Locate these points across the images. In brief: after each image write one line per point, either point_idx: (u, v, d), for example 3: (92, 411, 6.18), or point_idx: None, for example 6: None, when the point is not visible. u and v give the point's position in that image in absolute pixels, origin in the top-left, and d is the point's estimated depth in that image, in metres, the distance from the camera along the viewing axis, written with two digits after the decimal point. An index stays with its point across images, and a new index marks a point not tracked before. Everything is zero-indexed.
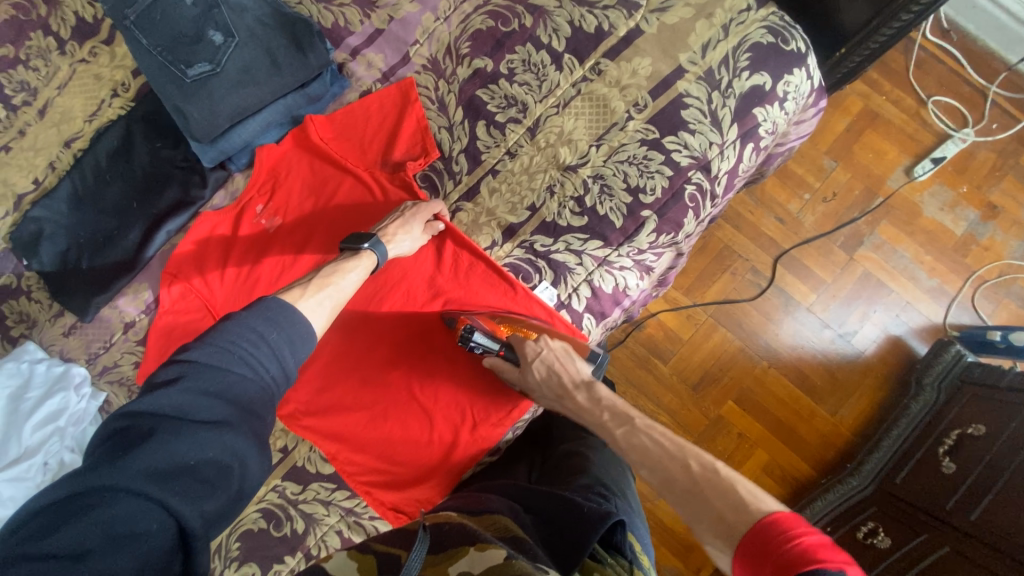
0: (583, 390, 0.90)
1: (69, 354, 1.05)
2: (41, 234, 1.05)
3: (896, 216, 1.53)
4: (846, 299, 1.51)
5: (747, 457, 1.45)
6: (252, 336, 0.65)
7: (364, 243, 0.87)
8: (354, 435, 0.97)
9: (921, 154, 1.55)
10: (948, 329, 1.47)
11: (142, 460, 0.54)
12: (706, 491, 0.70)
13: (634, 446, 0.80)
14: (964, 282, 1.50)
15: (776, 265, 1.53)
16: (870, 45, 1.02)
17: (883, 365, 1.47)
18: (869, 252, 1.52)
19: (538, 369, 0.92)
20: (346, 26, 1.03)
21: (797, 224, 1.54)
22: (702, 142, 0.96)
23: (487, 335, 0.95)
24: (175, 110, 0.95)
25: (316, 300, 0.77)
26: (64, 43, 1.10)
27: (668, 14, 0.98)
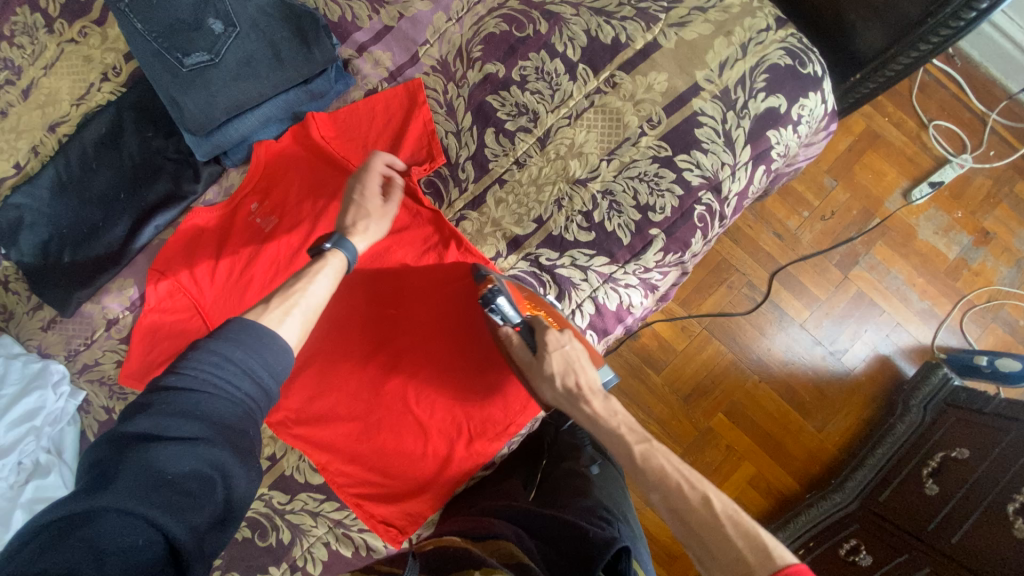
0: (599, 397, 0.84)
1: (47, 350, 1.00)
2: (21, 222, 0.99)
3: (891, 238, 1.55)
4: (839, 317, 1.52)
5: (734, 469, 1.46)
6: (216, 356, 0.62)
7: (325, 243, 0.81)
8: (346, 446, 0.94)
9: (920, 177, 1.56)
10: (935, 351, 1.49)
11: (122, 479, 0.53)
12: (725, 524, 0.69)
13: (651, 467, 0.76)
14: (953, 306, 1.51)
15: (773, 281, 1.53)
16: (886, 72, 1.02)
17: (871, 383, 1.49)
18: (863, 271, 1.53)
19: (556, 361, 0.83)
20: (354, 22, 1.00)
21: (795, 241, 1.55)
22: (715, 163, 0.94)
23: (512, 305, 0.83)
24: (169, 100, 0.90)
25: (281, 313, 0.72)
26: (53, 21, 1.05)
27: (687, 29, 0.96)
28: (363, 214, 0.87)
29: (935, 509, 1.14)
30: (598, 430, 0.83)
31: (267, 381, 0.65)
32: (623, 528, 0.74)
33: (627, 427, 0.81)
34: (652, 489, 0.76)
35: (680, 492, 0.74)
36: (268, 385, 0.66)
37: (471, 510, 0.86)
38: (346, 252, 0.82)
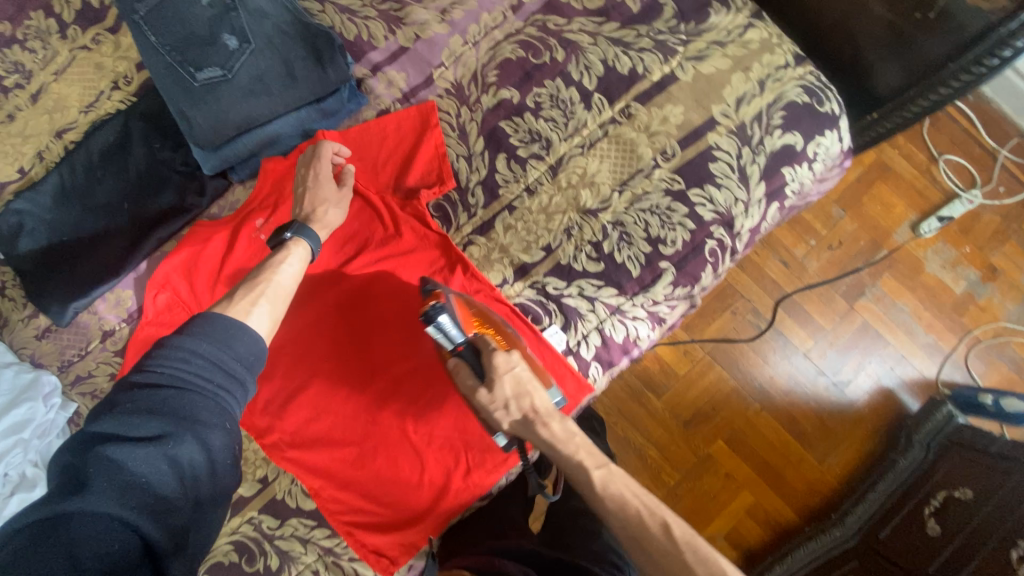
0: (557, 418, 0.75)
1: (40, 360, 0.98)
2: (22, 228, 0.98)
3: (898, 270, 1.53)
4: (843, 347, 1.50)
5: (732, 498, 1.42)
6: (182, 351, 0.59)
7: (286, 233, 0.83)
8: (340, 472, 0.91)
9: (929, 211, 1.55)
10: (940, 386, 1.47)
11: (91, 481, 0.51)
12: (684, 551, 0.67)
13: (611, 496, 0.71)
14: (958, 341, 1.49)
15: (777, 308, 1.51)
16: (904, 113, 1.01)
17: (873, 416, 1.46)
18: (869, 302, 1.51)
19: (506, 385, 0.74)
20: (370, 41, 0.99)
21: (802, 269, 1.53)
22: (728, 198, 0.93)
23: (455, 323, 0.74)
24: (179, 113, 0.90)
25: (248, 303, 0.71)
26: (66, 26, 1.04)
27: (705, 63, 0.95)
28: (321, 199, 0.88)
29: (936, 551, 1.11)
30: (551, 455, 0.75)
31: (240, 372, 0.63)
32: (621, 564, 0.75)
33: (586, 453, 0.74)
34: (612, 521, 0.71)
35: (638, 518, 0.70)
36: (241, 377, 0.63)
37: (478, 546, 0.84)
38: (309, 240, 0.83)
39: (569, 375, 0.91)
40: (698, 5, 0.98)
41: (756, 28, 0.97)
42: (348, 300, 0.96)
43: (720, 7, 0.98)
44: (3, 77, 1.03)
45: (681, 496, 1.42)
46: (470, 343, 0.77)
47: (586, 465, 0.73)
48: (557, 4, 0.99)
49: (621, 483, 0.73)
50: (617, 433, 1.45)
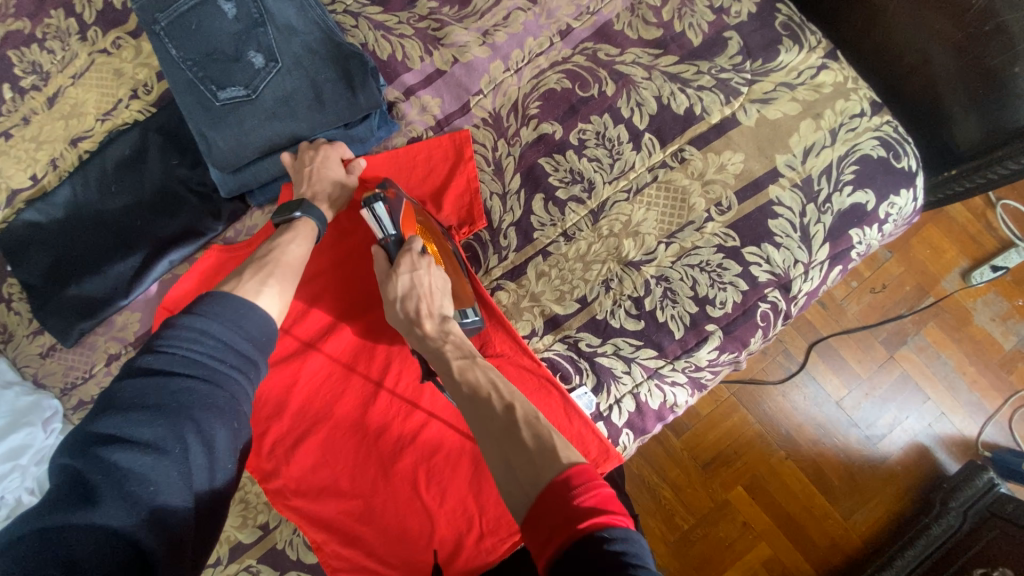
0: (434, 321, 0.74)
1: (42, 381, 0.94)
2: (31, 240, 0.93)
3: (945, 319, 1.28)
4: (880, 399, 1.26)
5: (747, 551, 1.19)
6: (192, 331, 0.59)
7: (296, 211, 0.79)
8: (343, 527, 0.83)
9: (981, 258, 1.29)
10: (979, 447, 1.23)
11: (95, 488, 0.49)
12: (520, 427, 0.59)
13: (466, 381, 0.67)
14: (1003, 401, 1.25)
15: (810, 350, 1.28)
16: (987, 174, 0.92)
17: (906, 474, 1.22)
18: (911, 352, 1.27)
19: (403, 283, 0.74)
20: (404, 61, 0.92)
21: (840, 312, 1.29)
22: (788, 259, 0.84)
23: (392, 217, 0.76)
24: (199, 134, 0.84)
25: (258, 282, 0.70)
26: (87, 28, 0.99)
27: (771, 107, 0.87)
28: (329, 180, 0.83)
29: None
30: (424, 353, 0.73)
31: (252, 352, 0.63)
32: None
33: (453, 345, 0.72)
34: (463, 407, 0.65)
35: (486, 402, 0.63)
36: (252, 357, 0.63)
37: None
38: (316, 219, 0.80)
39: (595, 441, 0.81)
40: (766, 41, 0.89)
41: (830, 70, 0.89)
42: (361, 341, 0.89)
43: (791, 45, 0.89)
44: (21, 78, 0.99)
45: (693, 543, 1.20)
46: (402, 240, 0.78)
47: (448, 356, 0.70)
48: (609, 31, 0.92)
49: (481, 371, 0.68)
50: (628, 467, 1.25)
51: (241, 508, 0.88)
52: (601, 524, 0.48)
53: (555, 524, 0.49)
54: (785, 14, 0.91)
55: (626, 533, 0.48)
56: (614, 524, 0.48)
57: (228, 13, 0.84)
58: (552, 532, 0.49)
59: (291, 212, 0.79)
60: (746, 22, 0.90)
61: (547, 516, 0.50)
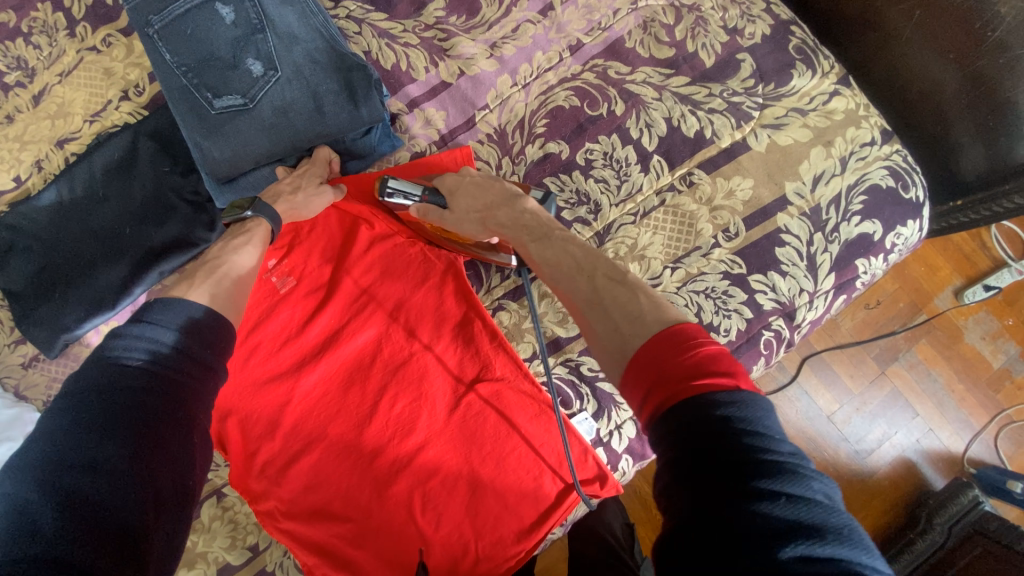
0: (506, 208, 0.78)
1: (23, 392, 0.90)
2: (13, 246, 0.89)
3: (937, 337, 1.28)
4: (871, 414, 1.26)
5: None
6: (144, 341, 0.55)
7: (246, 211, 0.77)
8: (337, 549, 0.81)
9: (975, 278, 1.29)
10: (965, 463, 1.25)
11: (39, 520, 0.45)
12: (603, 298, 0.62)
13: (546, 261, 0.70)
14: (990, 419, 1.26)
15: (804, 364, 1.27)
16: (988, 208, 0.93)
17: (894, 489, 1.23)
18: (903, 370, 1.27)
19: (464, 200, 0.80)
20: (409, 72, 0.89)
21: (835, 327, 1.29)
22: (793, 288, 0.83)
23: (406, 183, 0.83)
24: (193, 142, 0.81)
25: (209, 286, 0.67)
26: (76, 23, 0.95)
27: (782, 132, 0.86)
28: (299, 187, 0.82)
29: None
30: (506, 235, 0.77)
31: (212, 360, 0.59)
32: (825, 493, 0.42)
33: (530, 222, 0.75)
34: (553, 282, 0.69)
35: None
36: (213, 365, 0.59)
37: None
38: (269, 218, 0.78)
39: (593, 464, 0.82)
40: (780, 65, 0.88)
41: (842, 96, 0.88)
42: (359, 359, 0.86)
43: (804, 70, 0.88)
44: (3, 73, 0.94)
45: None
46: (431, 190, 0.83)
47: (524, 240, 0.74)
48: (620, 48, 0.90)
49: (559, 242, 0.71)
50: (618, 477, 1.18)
51: (229, 529, 0.86)
52: (709, 385, 0.48)
53: (658, 380, 0.51)
54: (799, 37, 0.90)
55: (737, 396, 0.47)
56: (723, 388, 0.47)
57: (226, 18, 0.80)
58: (653, 391, 0.51)
59: (246, 215, 0.78)
60: (760, 44, 0.89)
61: (645, 373, 0.53)
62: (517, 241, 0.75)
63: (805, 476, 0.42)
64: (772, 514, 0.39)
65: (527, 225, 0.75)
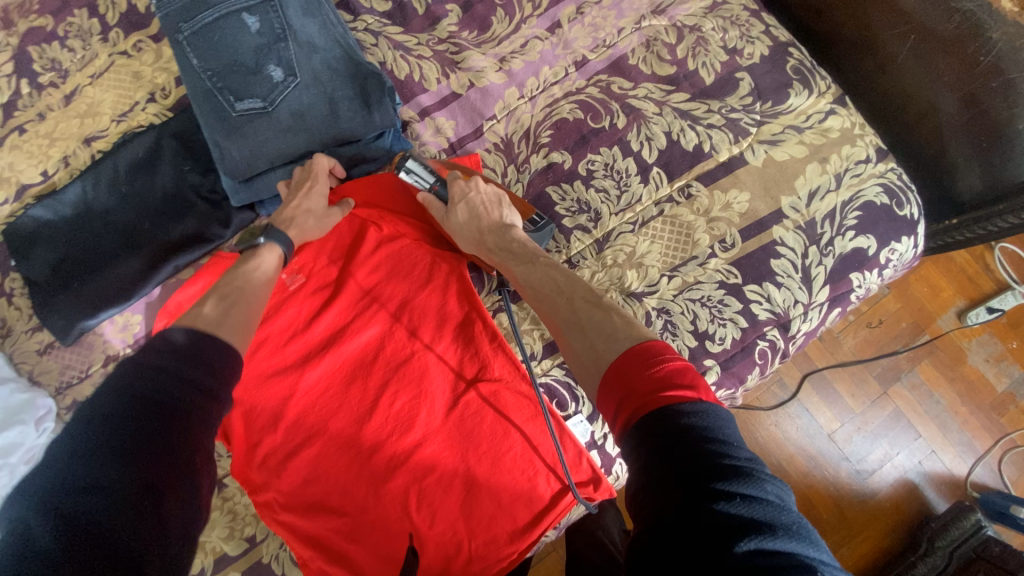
0: (495, 233, 0.82)
1: (38, 378, 0.93)
2: (37, 236, 0.93)
3: (939, 358, 1.29)
4: (872, 434, 1.25)
5: None
6: (149, 367, 0.55)
7: (259, 238, 0.78)
8: (331, 543, 0.82)
9: (978, 299, 1.30)
10: (968, 488, 1.23)
11: (36, 559, 0.43)
12: (580, 318, 0.67)
13: (530, 283, 0.75)
14: (993, 442, 1.25)
15: (805, 382, 1.28)
16: (987, 227, 0.95)
17: (896, 511, 1.22)
18: (905, 390, 1.27)
19: (462, 212, 0.83)
20: (421, 83, 0.94)
21: (836, 345, 1.30)
22: (787, 299, 0.85)
23: (426, 167, 0.87)
24: (213, 143, 0.85)
25: (218, 313, 0.66)
26: (108, 29, 1.00)
27: (779, 148, 0.89)
28: (303, 208, 0.83)
29: None
30: (494, 259, 0.81)
31: (215, 388, 0.57)
32: (778, 494, 0.44)
33: (519, 247, 0.80)
34: (538, 302, 0.74)
35: None
36: (216, 393, 0.57)
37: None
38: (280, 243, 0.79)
39: (587, 467, 0.83)
40: (777, 84, 0.91)
41: (838, 115, 0.90)
42: (359, 358, 0.89)
43: (801, 89, 0.91)
44: (38, 74, 1.00)
45: None
46: (444, 182, 0.87)
47: (514, 262, 0.79)
48: (623, 65, 0.94)
49: (542, 268, 0.76)
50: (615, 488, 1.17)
51: (228, 519, 0.88)
52: (675, 397, 0.51)
53: (630, 391, 0.55)
54: (796, 58, 0.93)
55: (700, 406, 0.50)
56: (687, 399, 0.51)
57: (251, 27, 0.85)
58: (625, 402, 0.55)
59: (258, 241, 0.79)
60: (759, 64, 0.92)
61: (615, 385, 0.57)
62: (506, 264, 0.80)
63: (761, 479, 0.44)
64: (730, 512, 0.41)
65: (515, 252, 0.80)
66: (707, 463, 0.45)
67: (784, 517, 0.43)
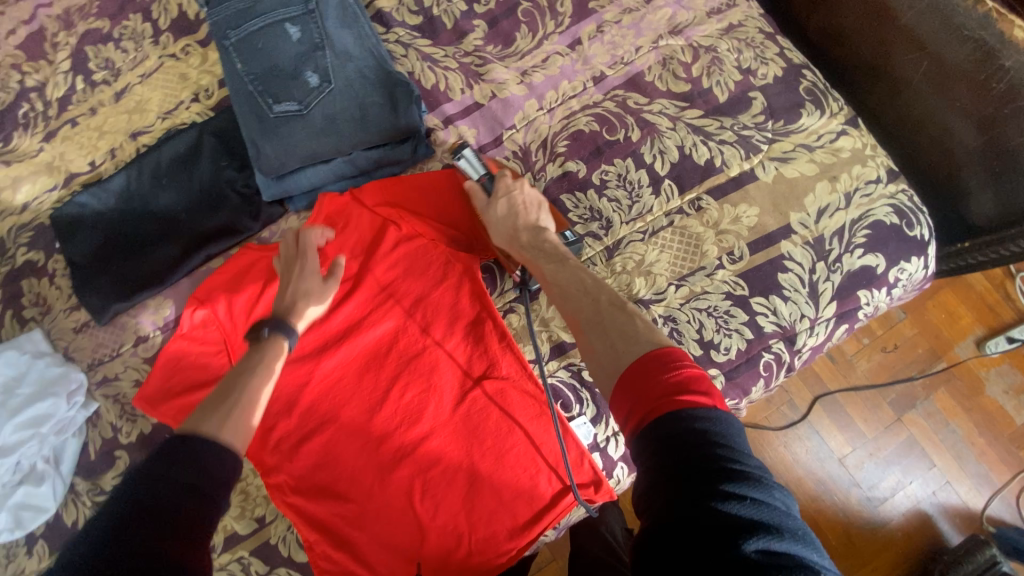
0: (529, 231, 0.85)
1: (73, 354, 0.99)
2: (82, 221, 1.00)
3: (956, 387, 1.27)
4: (885, 461, 1.24)
5: None
6: (146, 474, 0.56)
7: (263, 329, 0.80)
8: (336, 528, 0.85)
9: (997, 329, 1.28)
10: (985, 522, 1.20)
11: None
12: (607, 318, 0.68)
13: (556, 281, 0.77)
14: (1012, 476, 1.22)
15: (816, 404, 1.27)
16: (998, 250, 0.93)
17: (908, 542, 1.19)
18: (920, 417, 1.26)
19: (502, 206, 0.87)
20: (446, 92, 0.99)
21: (849, 368, 1.29)
22: (794, 312, 0.86)
23: (478, 161, 0.93)
24: (250, 140, 0.91)
25: (219, 411, 0.67)
26: (160, 34, 1.08)
27: (790, 166, 0.91)
28: (303, 291, 0.86)
29: None
30: (522, 255, 0.83)
31: (212, 491, 0.58)
32: (785, 502, 0.46)
33: (548, 249, 0.82)
34: (558, 300, 0.75)
35: None
36: (214, 496, 0.58)
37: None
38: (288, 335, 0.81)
39: (588, 468, 0.85)
40: (789, 104, 0.94)
41: (849, 136, 0.93)
42: (373, 351, 0.92)
43: (813, 109, 0.94)
44: (93, 72, 1.08)
45: None
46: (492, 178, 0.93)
47: (542, 262, 0.81)
48: (640, 81, 0.98)
49: (572, 268, 0.77)
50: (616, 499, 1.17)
51: (240, 498, 0.91)
52: (690, 402, 0.52)
53: (645, 393, 0.56)
54: (809, 80, 0.96)
55: (713, 412, 0.51)
56: (701, 404, 0.52)
57: (292, 37, 0.92)
58: (639, 402, 0.56)
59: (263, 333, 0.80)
60: (772, 84, 0.95)
61: (632, 385, 0.57)
62: (534, 261, 0.82)
63: (769, 485, 0.46)
64: (739, 514, 0.43)
65: (546, 251, 0.82)
66: (718, 467, 0.46)
67: (790, 523, 0.45)
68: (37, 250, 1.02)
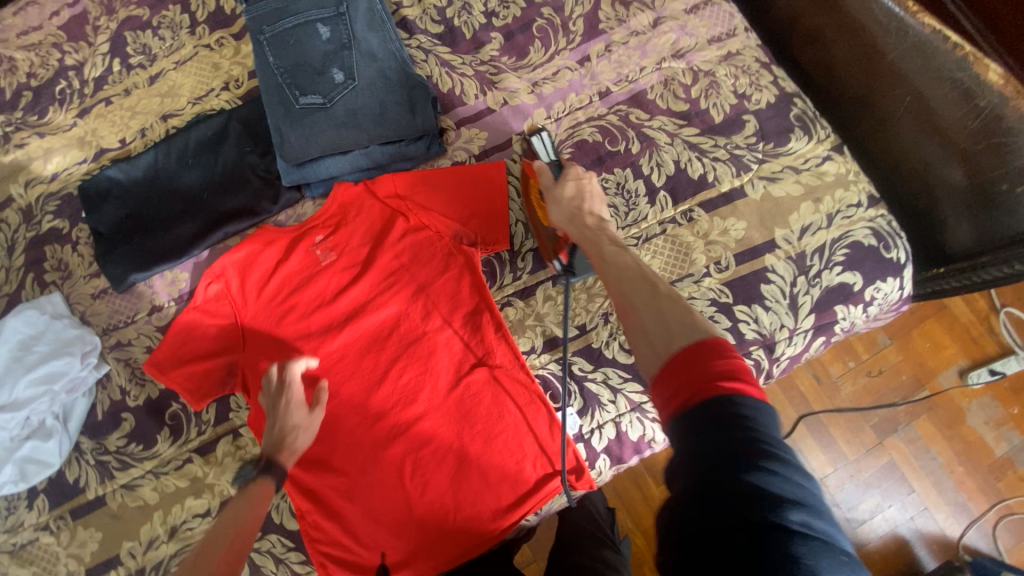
0: (594, 216, 0.87)
1: (89, 318, 1.04)
2: (109, 194, 1.06)
3: (937, 415, 1.31)
4: (864, 483, 1.28)
5: None
6: None
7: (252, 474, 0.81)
8: (329, 498, 0.90)
9: (980, 361, 1.32)
10: (960, 550, 1.24)
11: None
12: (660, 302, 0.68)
13: (618, 260, 0.77)
14: (988, 506, 1.26)
15: (799, 424, 1.31)
16: (971, 276, 0.97)
17: (882, 564, 1.24)
18: (901, 442, 1.30)
19: (570, 188, 0.90)
20: (461, 96, 1.06)
21: (834, 390, 1.33)
22: (774, 322, 0.91)
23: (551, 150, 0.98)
24: (276, 128, 0.98)
25: None
26: (196, 24, 1.16)
27: (777, 185, 0.97)
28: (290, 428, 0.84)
29: None
30: (580, 233, 0.85)
31: None
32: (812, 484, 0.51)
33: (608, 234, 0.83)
34: (612, 280, 0.75)
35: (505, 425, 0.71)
36: None
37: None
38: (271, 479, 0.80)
39: (571, 454, 0.90)
40: (780, 128, 1.01)
41: (834, 161, 0.99)
42: (376, 332, 0.97)
43: (801, 135, 1.00)
44: (130, 56, 1.15)
45: None
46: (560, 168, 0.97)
47: (602, 243, 0.81)
48: (642, 98, 1.04)
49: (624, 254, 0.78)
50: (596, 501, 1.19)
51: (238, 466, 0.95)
52: (739, 389, 0.54)
53: (692, 377, 0.57)
54: (800, 108, 1.02)
55: (755, 401, 0.54)
56: (745, 392, 0.54)
57: (322, 36, 0.99)
58: (684, 384, 0.57)
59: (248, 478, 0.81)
60: (765, 109, 1.02)
61: (680, 370, 0.58)
62: (593, 242, 0.82)
63: (800, 468, 0.50)
64: (784, 497, 0.47)
65: (604, 236, 0.83)
66: (764, 453, 0.49)
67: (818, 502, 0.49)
68: (63, 218, 1.08)
